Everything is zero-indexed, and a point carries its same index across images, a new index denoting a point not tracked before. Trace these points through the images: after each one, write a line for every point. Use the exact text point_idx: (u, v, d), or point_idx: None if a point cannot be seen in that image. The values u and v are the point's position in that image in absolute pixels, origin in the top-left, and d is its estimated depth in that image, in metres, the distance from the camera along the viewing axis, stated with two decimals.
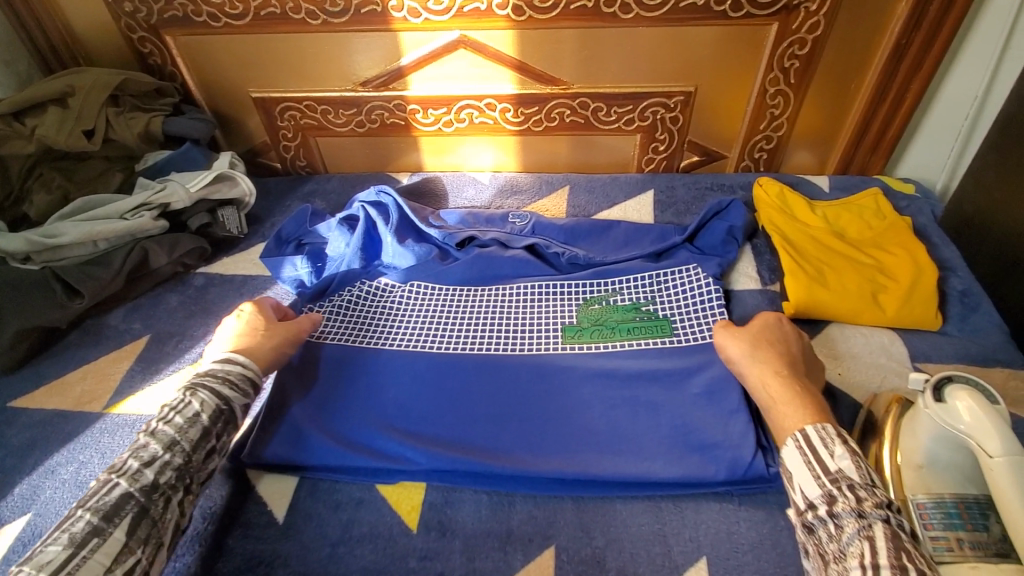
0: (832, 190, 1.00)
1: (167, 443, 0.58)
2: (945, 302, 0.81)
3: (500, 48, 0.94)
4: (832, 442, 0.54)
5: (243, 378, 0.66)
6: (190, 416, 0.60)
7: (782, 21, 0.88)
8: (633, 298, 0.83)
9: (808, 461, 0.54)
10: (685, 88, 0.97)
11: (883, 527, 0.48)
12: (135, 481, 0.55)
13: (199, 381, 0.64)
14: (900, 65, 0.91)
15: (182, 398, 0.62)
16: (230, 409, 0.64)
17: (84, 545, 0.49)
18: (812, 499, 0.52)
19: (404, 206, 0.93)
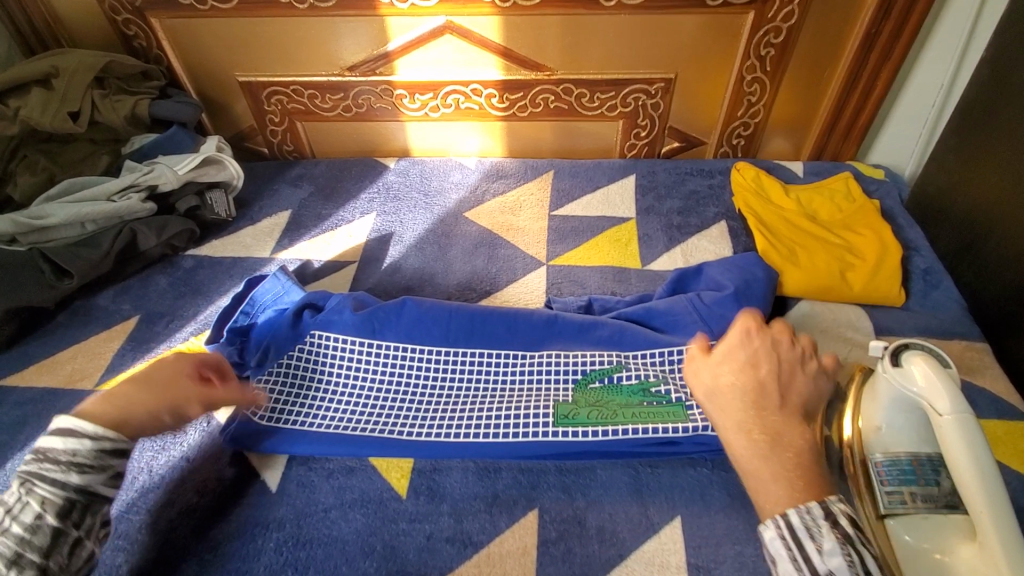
0: (806, 175, 1.04)
1: (8, 558, 0.48)
2: (909, 279, 0.85)
3: (486, 33, 0.95)
4: (819, 530, 0.44)
5: (96, 454, 0.54)
6: (34, 518, 0.50)
7: (759, 10, 0.91)
8: (641, 377, 0.71)
9: (795, 559, 0.44)
10: (666, 75, 0.99)
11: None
12: None
13: (33, 470, 0.52)
14: (870, 56, 0.95)
15: (14, 501, 0.51)
16: (89, 491, 0.54)
17: None
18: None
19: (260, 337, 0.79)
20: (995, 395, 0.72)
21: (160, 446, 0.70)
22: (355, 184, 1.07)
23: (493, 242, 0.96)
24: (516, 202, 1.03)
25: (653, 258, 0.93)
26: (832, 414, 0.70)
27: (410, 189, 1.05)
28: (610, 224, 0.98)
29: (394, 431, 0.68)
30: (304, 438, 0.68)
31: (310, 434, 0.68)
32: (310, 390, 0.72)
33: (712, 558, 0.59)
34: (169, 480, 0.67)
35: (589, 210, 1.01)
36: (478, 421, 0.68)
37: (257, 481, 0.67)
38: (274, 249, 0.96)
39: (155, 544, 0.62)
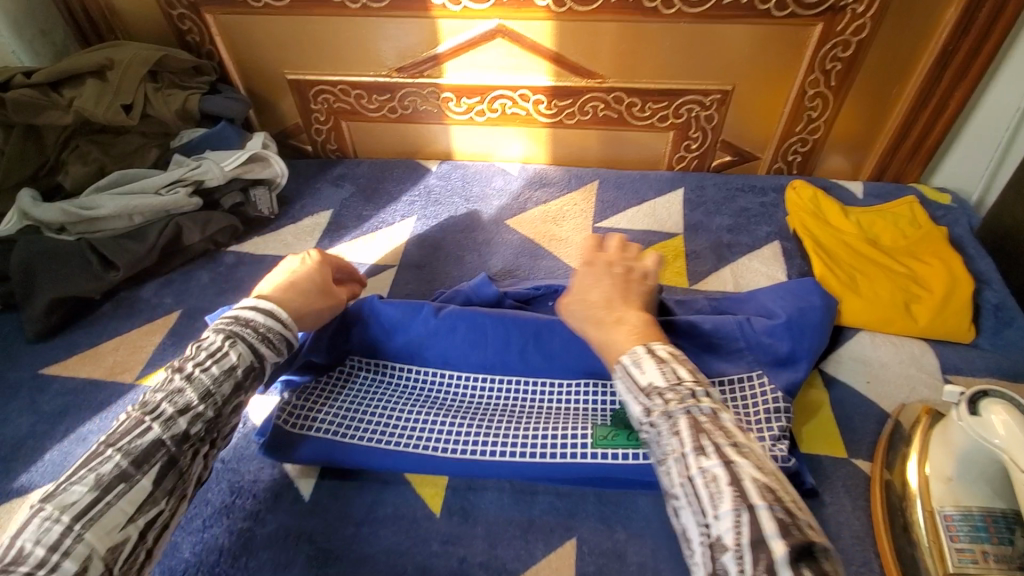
0: (867, 197, 0.99)
1: (202, 393, 0.55)
2: (979, 314, 0.80)
3: (538, 38, 0.93)
4: (640, 361, 0.57)
5: (279, 337, 0.61)
6: (228, 368, 0.57)
7: (827, 22, 0.87)
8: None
9: (626, 386, 0.57)
10: (722, 87, 0.95)
11: (685, 419, 0.52)
12: (168, 429, 0.53)
13: (238, 330, 0.59)
14: (944, 73, 0.90)
15: (220, 347, 0.57)
16: (265, 365, 0.60)
17: (109, 490, 0.49)
18: (637, 417, 0.55)
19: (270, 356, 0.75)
20: None
21: None
22: (396, 186, 1.06)
23: (535, 252, 0.94)
24: (559, 212, 1.00)
25: (700, 277, 0.89)
26: (893, 457, 0.65)
27: (451, 193, 1.04)
28: (656, 239, 0.95)
29: (430, 447, 0.66)
30: (339, 449, 0.66)
31: (345, 445, 0.66)
32: (342, 399, 0.70)
33: None
34: (203, 480, 0.67)
35: (635, 223, 0.98)
36: (514, 439, 0.65)
37: (291, 488, 0.66)
38: (314, 249, 0.96)
39: (189, 545, 0.62)
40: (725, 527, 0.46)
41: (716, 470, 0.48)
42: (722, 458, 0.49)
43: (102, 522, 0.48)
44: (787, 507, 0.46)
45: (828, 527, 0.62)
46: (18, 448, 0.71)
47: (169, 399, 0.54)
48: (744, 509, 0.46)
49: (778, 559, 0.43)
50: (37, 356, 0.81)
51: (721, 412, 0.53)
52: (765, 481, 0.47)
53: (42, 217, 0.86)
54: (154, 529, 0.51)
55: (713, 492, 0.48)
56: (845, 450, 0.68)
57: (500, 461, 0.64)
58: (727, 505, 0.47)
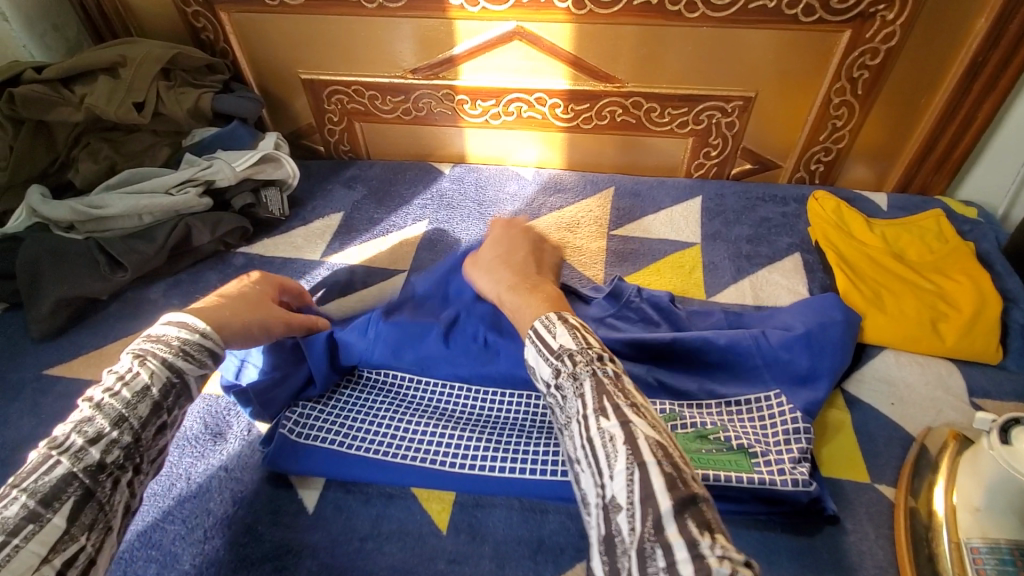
0: (891, 209, 0.96)
1: (115, 418, 0.52)
2: (1008, 335, 0.77)
3: (556, 41, 0.91)
4: (552, 326, 0.58)
5: (199, 348, 0.59)
6: (140, 389, 0.54)
7: (855, 29, 0.84)
8: (698, 424, 0.66)
9: (538, 352, 0.58)
10: (745, 93, 0.93)
11: (591, 381, 0.53)
12: (78, 461, 0.49)
13: (150, 350, 0.56)
14: (977, 83, 0.86)
15: (129, 368, 0.54)
16: (186, 380, 0.57)
17: (18, 532, 0.44)
18: (546, 379, 0.56)
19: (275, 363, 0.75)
20: None
21: (200, 453, 0.69)
22: (409, 189, 1.04)
23: None
24: (573, 218, 0.98)
25: (719, 289, 0.87)
26: (918, 483, 0.63)
27: (464, 197, 1.02)
28: (673, 249, 0.93)
29: (436, 461, 0.65)
30: (344, 462, 0.65)
31: (352, 457, 0.65)
32: (348, 410, 0.69)
33: None
34: (207, 488, 0.66)
35: (651, 232, 0.95)
36: (524, 455, 0.64)
37: (295, 499, 0.65)
38: (324, 252, 0.94)
39: (190, 556, 0.61)
40: (619, 484, 0.47)
41: (613, 431, 0.49)
42: (620, 418, 0.49)
43: (13, 565, 0.43)
44: (678, 465, 0.47)
45: (849, 556, 0.59)
46: (21, 450, 0.70)
47: (76, 430, 0.50)
48: (636, 466, 0.46)
49: (664, 515, 0.44)
50: (42, 356, 0.81)
51: (622, 374, 0.54)
52: (657, 439, 0.48)
53: (51, 215, 0.85)
54: (76, 568, 0.46)
55: (609, 451, 0.48)
56: (866, 475, 0.65)
57: (509, 479, 0.63)
58: (621, 463, 0.48)
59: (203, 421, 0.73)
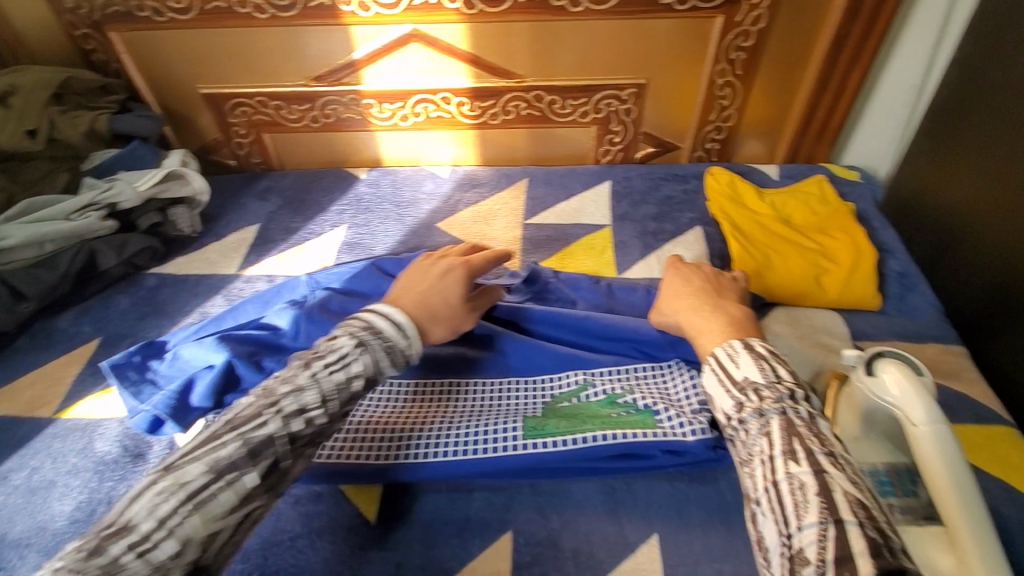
0: (781, 178, 1.04)
1: (322, 398, 0.53)
2: (885, 283, 0.84)
3: (453, 41, 0.94)
4: (736, 354, 0.57)
5: (400, 353, 0.58)
6: (349, 375, 0.55)
7: (726, 13, 0.90)
8: (608, 390, 0.71)
9: (719, 380, 0.56)
10: (637, 81, 0.98)
11: (780, 420, 0.51)
12: (286, 426, 0.51)
13: (365, 336, 0.57)
14: (841, 55, 0.94)
15: (331, 349, 0.55)
16: (381, 376, 0.58)
17: (224, 476, 0.47)
18: (727, 412, 0.55)
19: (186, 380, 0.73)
20: (974, 400, 0.70)
21: (121, 475, 0.70)
22: (325, 196, 1.04)
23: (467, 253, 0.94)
24: (489, 211, 1.01)
25: (628, 265, 0.91)
26: None
27: (381, 200, 1.03)
28: (585, 232, 0.97)
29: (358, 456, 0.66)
30: None
31: None
32: None
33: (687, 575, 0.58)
34: None
35: (564, 218, 0.99)
36: (447, 440, 0.66)
37: None
38: (241, 265, 0.94)
39: None
40: (808, 538, 0.43)
41: (804, 477, 0.46)
42: (812, 466, 0.47)
43: (210, 507, 0.46)
44: (882, 528, 0.43)
45: None
46: None
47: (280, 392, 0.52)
48: (831, 522, 0.43)
49: None
50: None
51: (818, 417, 0.51)
52: (859, 496, 0.45)
53: None
54: (246, 524, 0.49)
55: (798, 499, 0.46)
56: None
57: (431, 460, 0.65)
58: (812, 516, 0.44)
59: (122, 444, 0.73)
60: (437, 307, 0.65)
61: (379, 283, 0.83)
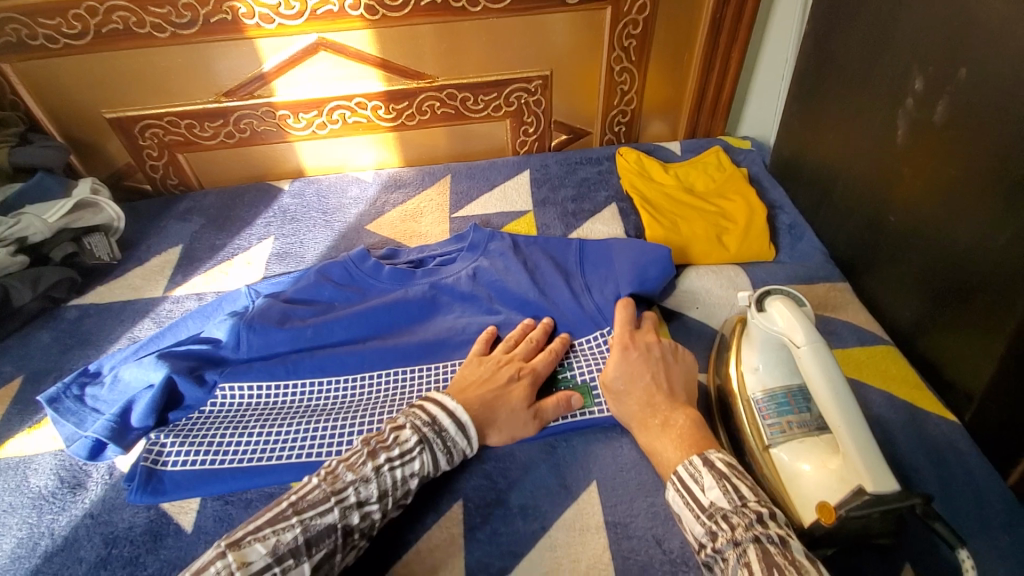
0: (684, 153, 1.13)
1: (381, 493, 0.58)
2: (778, 235, 0.95)
3: (361, 47, 0.97)
4: (700, 475, 0.57)
5: (459, 453, 0.64)
6: (407, 473, 0.60)
7: (613, 5, 0.98)
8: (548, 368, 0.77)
9: (686, 502, 0.56)
10: (541, 73, 1.05)
11: (755, 549, 0.50)
12: (343, 517, 0.56)
13: (431, 434, 0.62)
14: (720, 36, 1.04)
15: (405, 445, 0.60)
16: (434, 472, 0.63)
17: (281, 562, 0.51)
18: (701, 540, 0.54)
19: (129, 404, 0.73)
20: (858, 327, 0.80)
21: (60, 507, 0.68)
22: (249, 210, 1.04)
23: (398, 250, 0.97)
24: (416, 209, 1.04)
25: None
26: (721, 363, 0.75)
27: (307, 209, 1.04)
28: (510, 218, 1.02)
29: (307, 454, 0.68)
30: (208, 479, 0.67)
31: (221, 471, 0.67)
32: (214, 430, 0.71)
33: (625, 512, 0.63)
34: (72, 539, 0.65)
35: (488, 208, 1.04)
36: None
37: (170, 524, 0.65)
38: (167, 286, 0.93)
39: None
40: None
41: None
42: None
43: None
44: None
45: None
46: None
47: (355, 486, 0.57)
48: None
49: None
50: None
51: (791, 538, 0.51)
52: None
53: None
54: None
55: None
56: None
57: None
58: None
59: (59, 476, 0.71)
60: (497, 412, 0.67)
61: (322, 288, 0.86)
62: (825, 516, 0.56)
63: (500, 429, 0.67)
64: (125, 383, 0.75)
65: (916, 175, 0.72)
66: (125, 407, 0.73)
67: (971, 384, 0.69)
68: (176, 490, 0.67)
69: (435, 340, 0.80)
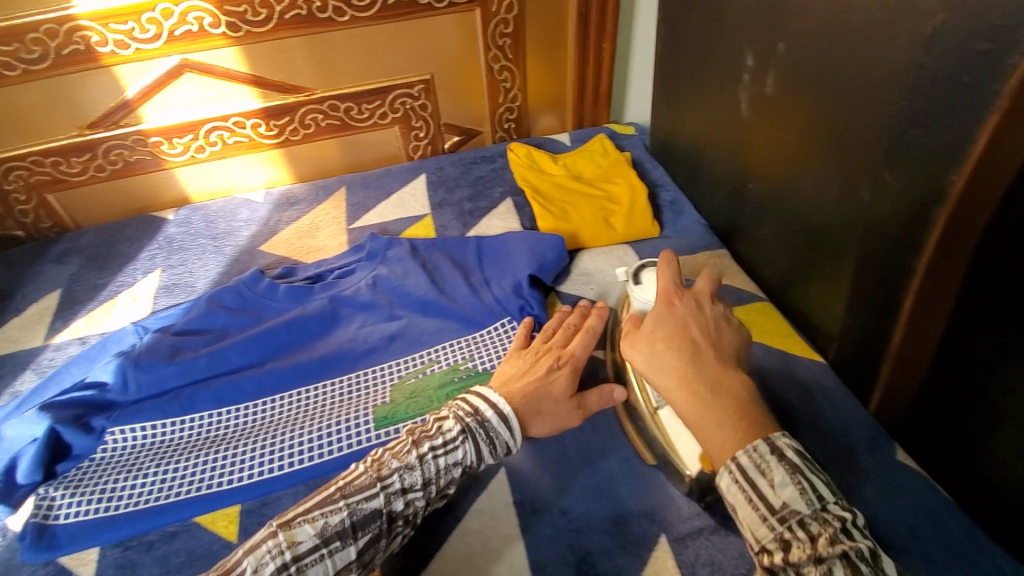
0: (572, 143, 1.17)
1: (424, 481, 0.57)
2: (661, 212, 1.01)
3: (230, 65, 0.94)
4: (769, 466, 0.49)
5: (503, 446, 0.61)
6: (453, 462, 0.59)
7: (482, 6, 1.01)
8: (451, 362, 0.78)
9: (752, 498, 0.49)
10: (422, 78, 1.06)
11: (844, 568, 0.44)
12: (388, 502, 0.56)
13: (472, 424, 0.60)
14: (589, 30, 1.09)
15: (446, 431, 0.60)
16: (479, 467, 0.61)
17: (328, 543, 0.52)
18: (763, 545, 0.48)
19: (13, 460, 0.69)
20: (735, 288, 0.87)
21: None
22: (132, 245, 0.99)
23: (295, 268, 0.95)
24: (312, 224, 1.02)
25: None
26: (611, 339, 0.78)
27: (195, 236, 1.00)
28: (409, 224, 1.02)
29: (210, 486, 0.67)
30: (103, 525, 0.64)
31: (117, 516, 0.65)
32: (107, 476, 0.68)
33: (534, 493, 0.66)
34: None
35: (386, 216, 1.04)
36: (300, 447, 0.69)
37: None
38: (46, 335, 0.87)
39: None
40: None
41: None
42: None
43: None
44: None
45: None
46: None
47: (398, 472, 0.57)
48: None
49: None
50: None
51: (870, 550, 0.46)
52: None
53: None
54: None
55: None
56: None
57: (303, 462, 0.68)
58: None
59: None
60: (540, 401, 0.64)
61: (214, 316, 0.83)
62: (706, 463, 0.59)
63: (543, 420, 0.64)
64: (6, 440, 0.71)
65: (763, 145, 0.79)
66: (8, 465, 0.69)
67: (830, 325, 0.76)
68: (69, 544, 0.63)
69: (339, 354, 0.80)
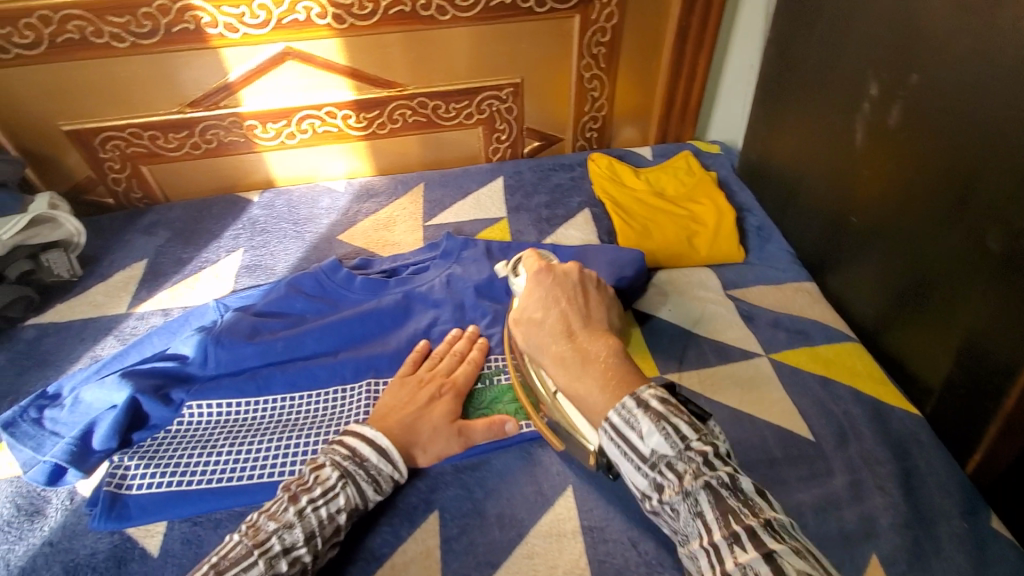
0: (654, 158, 1.14)
1: (308, 534, 0.55)
2: (747, 237, 0.96)
3: (329, 56, 0.96)
4: (635, 420, 0.53)
5: (387, 480, 0.62)
6: (334, 511, 0.58)
7: (582, 13, 0.99)
8: None
9: (625, 452, 0.53)
10: (512, 81, 1.05)
11: (707, 496, 0.49)
12: (271, 568, 0.52)
13: (349, 468, 0.60)
14: (687, 44, 1.06)
15: (313, 483, 0.58)
16: (363, 507, 0.61)
17: None
18: (644, 489, 0.53)
19: (91, 425, 0.71)
20: (825, 324, 0.82)
21: (17, 536, 0.66)
22: (216, 222, 1.02)
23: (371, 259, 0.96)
24: (389, 218, 1.03)
25: None
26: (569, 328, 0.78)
27: (277, 220, 1.02)
28: (484, 226, 1.01)
29: (280, 472, 0.66)
30: (175, 500, 0.65)
31: (189, 492, 0.65)
32: (180, 450, 0.69)
33: (602, 518, 0.63)
34: (30, 569, 0.63)
35: (461, 216, 1.03)
36: None
37: (135, 549, 0.63)
38: (131, 303, 0.90)
39: None
40: None
41: (758, 567, 0.44)
42: (760, 549, 0.45)
43: None
44: None
45: None
46: None
47: (279, 533, 0.54)
48: None
49: None
50: None
51: (738, 476, 0.49)
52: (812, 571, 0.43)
53: None
54: None
55: None
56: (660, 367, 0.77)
57: None
58: None
59: (15, 504, 0.69)
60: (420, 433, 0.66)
61: (292, 301, 0.84)
62: None
63: (425, 450, 0.66)
64: (87, 403, 0.73)
65: (873, 178, 0.75)
66: (86, 429, 0.70)
67: (932, 378, 0.71)
68: (143, 515, 0.65)
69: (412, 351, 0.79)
